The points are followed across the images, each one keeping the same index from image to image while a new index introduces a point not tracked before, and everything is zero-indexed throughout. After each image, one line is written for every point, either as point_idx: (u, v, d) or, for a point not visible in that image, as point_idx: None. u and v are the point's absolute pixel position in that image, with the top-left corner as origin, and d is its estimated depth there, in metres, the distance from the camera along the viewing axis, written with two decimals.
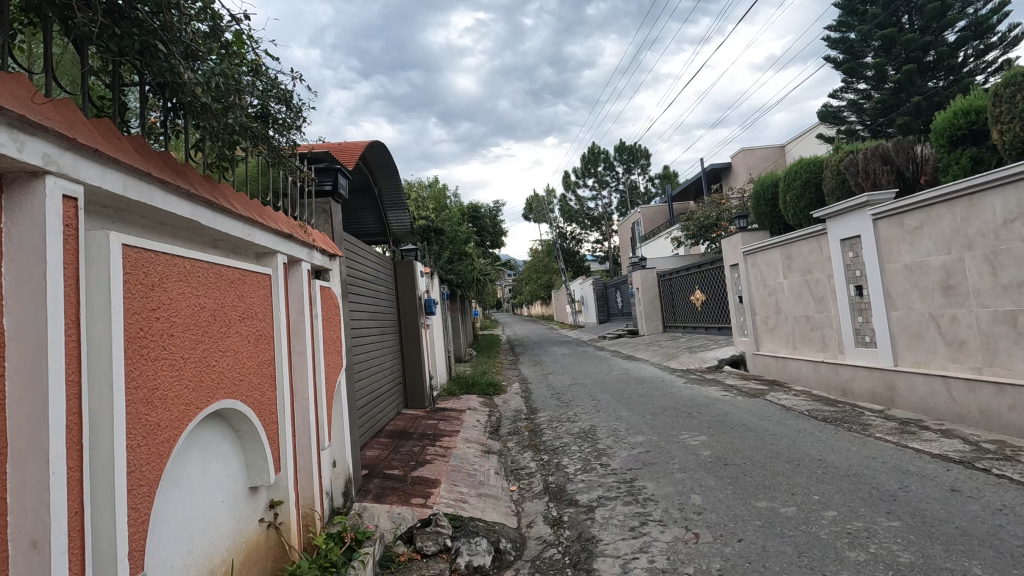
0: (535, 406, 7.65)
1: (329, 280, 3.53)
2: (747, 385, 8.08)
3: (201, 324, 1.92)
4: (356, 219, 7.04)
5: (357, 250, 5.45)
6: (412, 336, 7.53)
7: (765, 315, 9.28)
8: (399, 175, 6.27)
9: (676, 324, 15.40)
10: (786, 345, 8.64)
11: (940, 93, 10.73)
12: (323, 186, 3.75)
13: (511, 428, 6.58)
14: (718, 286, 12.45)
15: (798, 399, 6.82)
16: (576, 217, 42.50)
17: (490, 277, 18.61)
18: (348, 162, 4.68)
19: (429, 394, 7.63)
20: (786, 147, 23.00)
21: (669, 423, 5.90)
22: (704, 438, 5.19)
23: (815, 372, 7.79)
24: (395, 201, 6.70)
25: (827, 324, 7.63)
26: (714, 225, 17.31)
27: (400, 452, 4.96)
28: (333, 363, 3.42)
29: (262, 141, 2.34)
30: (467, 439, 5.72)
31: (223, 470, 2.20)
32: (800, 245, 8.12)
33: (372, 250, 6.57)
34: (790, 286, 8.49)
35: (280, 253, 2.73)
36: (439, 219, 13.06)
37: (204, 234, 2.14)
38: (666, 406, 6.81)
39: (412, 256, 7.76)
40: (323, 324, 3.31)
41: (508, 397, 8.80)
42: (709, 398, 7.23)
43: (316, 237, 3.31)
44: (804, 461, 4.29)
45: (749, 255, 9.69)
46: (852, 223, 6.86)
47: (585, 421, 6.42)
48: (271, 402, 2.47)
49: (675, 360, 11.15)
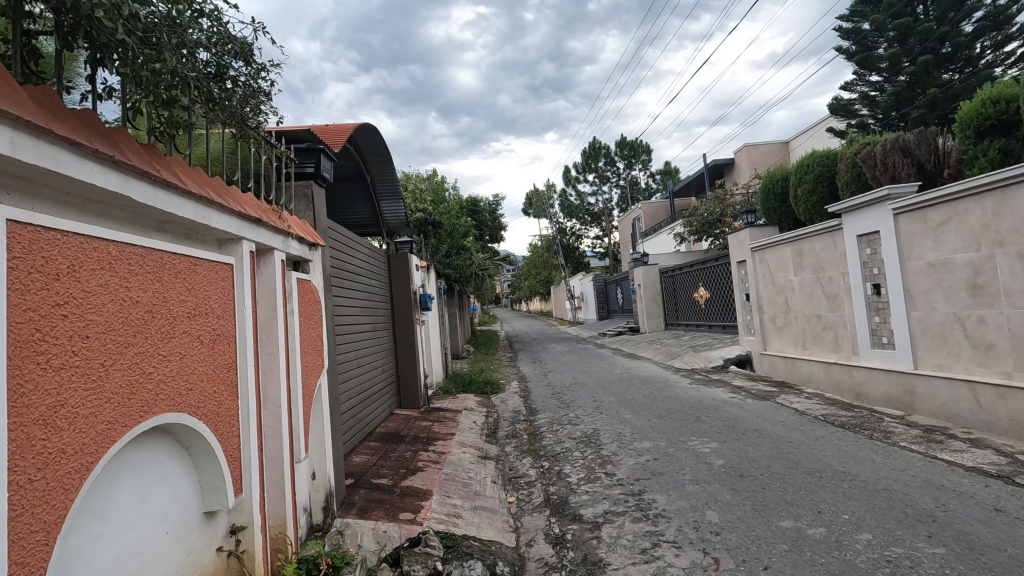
0: (535, 407, 7.31)
1: (309, 272, 3.18)
2: (756, 387, 7.73)
3: (133, 322, 1.58)
4: (348, 209, 6.69)
5: (345, 240, 5.10)
6: (406, 333, 7.17)
7: (774, 314, 8.94)
8: (392, 162, 5.91)
9: (679, 321, 15.08)
10: (796, 345, 8.31)
11: (957, 86, 10.36)
12: (305, 169, 3.40)
13: (510, 431, 6.24)
14: (723, 283, 12.11)
15: (811, 402, 6.49)
16: (577, 212, 42.10)
17: (488, 272, 18.24)
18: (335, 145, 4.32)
19: (424, 394, 7.29)
20: (791, 142, 22.61)
21: (677, 427, 5.56)
22: (715, 445, 4.85)
23: (827, 374, 7.45)
24: (388, 190, 6.34)
25: (841, 324, 7.28)
26: (718, 221, 16.97)
27: (391, 458, 4.62)
28: (312, 364, 3.07)
29: (214, 105, 1.99)
30: (462, 443, 5.38)
31: (169, 495, 1.85)
32: (813, 241, 7.77)
33: (364, 242, 6.22)
34: (800, 283, 8.14)
35: (246, 240, 2.37)
36: (438, 212, 12.70)
37: (146, 214, 1.79)
38: (673, 409, 6.47)
39: (407, 249, 7.39)
40: (301, 322, 2.96)
41: (507, 397, 8.46)
42: (717, 400, 6.90)
43: (295, 224, 2.96)
44: (827, 474, 3.96)
45: (757, 251, 9.34)
46: (870, 218, 6.52)
47: (588, 423, 6.08)
48: (232, 413, 2.13)
49: (679, 359, 10.82)
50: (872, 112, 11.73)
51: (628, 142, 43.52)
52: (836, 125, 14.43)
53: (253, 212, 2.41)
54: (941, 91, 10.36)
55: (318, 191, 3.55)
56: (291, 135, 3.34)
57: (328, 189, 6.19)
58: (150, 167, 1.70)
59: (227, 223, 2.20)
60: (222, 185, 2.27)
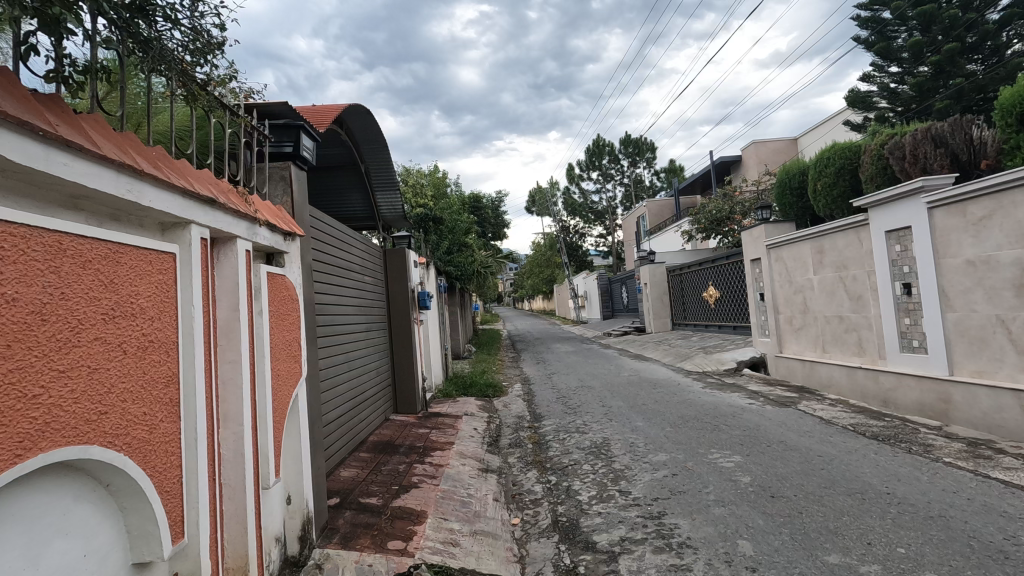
0: (539, 413, 6.89)
1: (285, 266, 2.76)
2: (774, 392, 7.30)
3: (5, 327, 1.15)
4: (342, 200, 6.27)
5: (333, 232, 4.68)
6: (403, 334, 6.74)
7: (791, 315, 8.49)
8: (387, 149, 5.49)
9: (686, 322, 14.66)
10: (816, 347, 7.86)
11: (983, 75, 9.87)
12: (283, 148, 2.98)
13: (513, 439, 5.83)
14: (735, 283, 11.67)
15: (835, 409, 6.05)
16: (580, 210, 41.63)
17: (489, 270, 17.72)
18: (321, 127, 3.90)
19: (422, 397, 6.87)
20: (800, 139, 22.14)
21: (695, 438, 5.12)
22: (739, 459, 4.42)
23: (850, 379, 7.01)
24: (384, 180, 5.92)
25: (866, 326, 6.84)
26: (726, 219, 16.51)
27: (382, 472, 4.20)
28: (286, 373, 2.65)
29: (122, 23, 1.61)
30: (462, 453, 4.96)
31: (76, 549, 1.42)
32: (835, 237, 7.33)
33: (357, 235, 5.80)
34: (820, 283, 7.70)
35: (197, 225, 1.94)
36: (439, 207, 12.28)
37: (44, 185, 1.36)
38: (687, 416, 6.04)
39: (405, 244, 6.99)
40: (272, 324, 2.54)
41: (509, 400, 8.03)
42: (734, 407, 6.47)
43: (266, 211, 2.53)
44: (870, 496, 3.52)
45: (773, 249, 8.90)
46: (901, 212, 6.06)
47: (597, 432, 5.66)
48: (171, 439, 1.70)
49: (689, 361, 10.38)
50: (892, 104, 11.25)
51: (632, 140, 43.01)
52: (852, 119, 13.88)
53: (207, 192, 1.99)
54: (966, 81, 9.87)
55: (299, 174, 3.13)
56: (267, 108, 2.91)
57: (321, 178, 5.77)
58: (40, 120, 1.28)
59: (168, 202, 1.77)
60: (165, 157, 1.85)
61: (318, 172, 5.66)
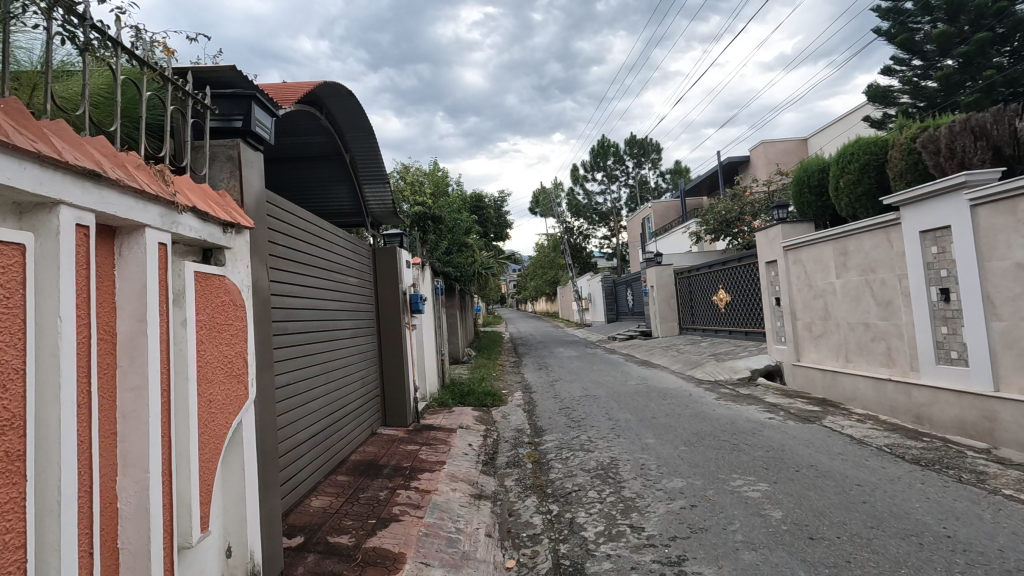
0: (540, 426, 6.38)
1: (226, 265, 2.24)
2: (794, 404, 6.76)
3: None
4: (327, 194, 5.75)
5: (305, 227, 4.14)
6: (393, 340, 6.22)
7: (810, 321, 7.95)
8: (374, 136, 4.99)
9: (694, 326, 14.13)
10: (837, 356, 7.33)
11: (1015, 68, 9.30)
12: (232, 123, 2.46)
13: (511, 457, 5.32)
14: (748, 286, 11.12)
15: (865, 426, 5.52)
16: (585, 211, 41.14)
17: (491, 272, 17.18)
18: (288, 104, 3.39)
19: (413, 409, 6.34)
20: (810, 139, 21.64)
21: (714, 460, 4.59)
22: (766, 488, 3.89)
23: (878, 392, 6.45)
24: (373, 170, 5.45)
25: (895, 335, 6.31)
26: (736, 220, 15.99)
27: (360, 501, 3.68)
28: (224, 397, 2.13)
29: None
30: (453, 475, 4.45)
31: None
32: (861, 238, 6.79)
33: (340, 233, 5.28)
34: (843, 287, 7.17)
35: (73, 209, 1.43)
36: (438, 206, 11.78)
37: None
38: (702, 433, 5.51)
39: (397, 243, 6.47)
40: (204, 337, 2.03)
41: (509, 411, 7.52)
42: (753, 422, 5.92)
43: (197, 198, 2.02)
44: (929, 541, 2.99)
45: (791, 250, 8.37)
46: (938, 210, 5.52)
47: (603, 451, 5.14)
48: (4, 510, 1.19)
49: (700, 368, 9.84)
50: (914, 99, 10.68)
51: (638, 141, 42.48)
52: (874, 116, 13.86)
53: (93, 164, 1.48)
54: (998, 73, 9.30)
55: (253, 155, 2.62)
56: (210, 74, 2.40)
57: (302, 169, 5.27)
58: None
59: (16, 172, 1.26)
60: (22, 116, 1.36)
61: (298, 163, 5.17)
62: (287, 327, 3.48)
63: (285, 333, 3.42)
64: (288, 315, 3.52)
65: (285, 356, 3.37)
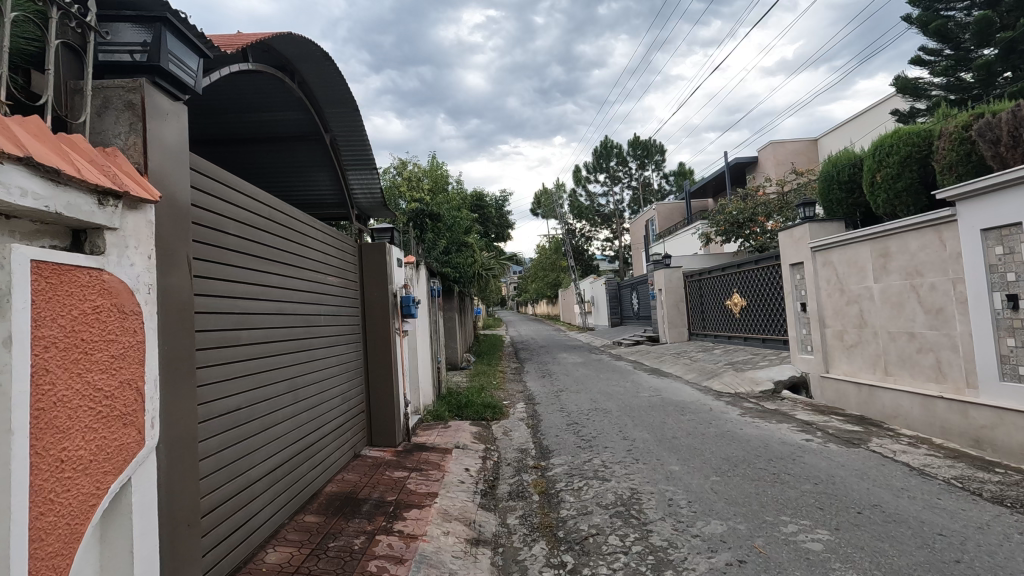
0: (547, 446, 5.67)
1: (108, 254, 1.53)
2: (830, 422, 6.06)
3: None
4: (306, 183, 5.06)
5: (266, 215, 3.43)
6: (380, 349, 5.49)
7: (843, 329, 7.24)
8: (358, 111, 4.30)
9: (705, 332, 13.44)
10: (874, 369, 6.63)
11: None
12: (132, 56, 1.78)
13: (514, 486, 4.61)
14: (766, 291, 10.43)
15: (920, 453, 4.80)
16: (587, 213, 40.39)
17: (492, 274, 16.52)
18: (231, 50, 2.71)
19: (404, 426, 5.62)
20: (821, 139, 20.99)
21: (756, 496, 3.88)
22: (827, 538, 3.18)
23: (925, 411, 5.74)
24: (358, 155, 4.77)
25: (947, 346, 5.60)
26: (748, 221, 15.27)
27: (328, 552, 2.96)
28: (93, 451, 1.42)
29: None
30: (446, 513, 3.73)
31: None
32: (906, 237, 6.09)
33: (318, 224, 4.56)
34: (883, 292, 6.48)
35: None
36: (436, 202, 11.22)
37: None
38: (733, 459, 4.79)
39: (386, 238, 5.77)
40: (54, 361, 1.31)
41: (511, 426, 6.82)
42: (789, 444, 5.20)
43: (42, 148, 1.32)
44: None
45: (820, 252, 7.67)
46: (1007, 206, 4.81)
47: (621, 480, 4.43)
48: None
49: (716, 378, 9.14)
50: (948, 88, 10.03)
51: (641, 141, 41.76)
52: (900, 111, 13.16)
53: None
54: None
55: (171, 106, 1.92)
56: None
57: (277, 151, 4.61)
58: None
59: None
60: None
61: (272, 144, 4.52)
62: (236, 338, 2.78)
63: (233, 343, 2.73)
64: (238, 322, 2.82)
65: (231, 374, 2.68)
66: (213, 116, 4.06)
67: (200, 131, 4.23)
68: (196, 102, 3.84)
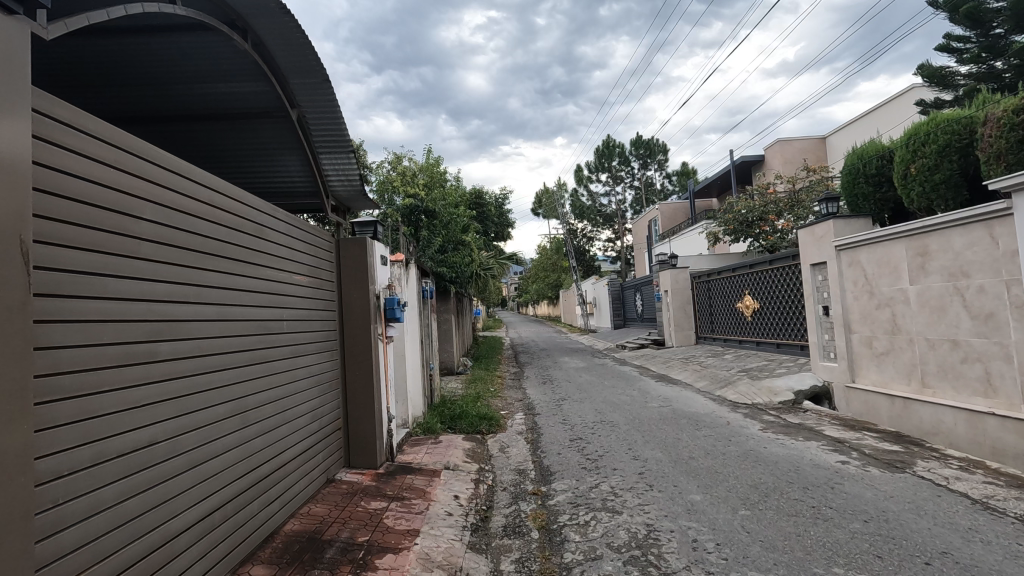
0: (547, 467, 5.05)
1: None
2: (863, 440, 5.43)
3: None
4: (273, 165, 4.46)
5: (203, 199, 2.84)
6: (361, 357, 4.86)
7: (871, 335, 6.61)
8: (326, 81, 3.66)
9: (714, 337, 12.83)
10: (909, 379, 6.01)
11: None
12: None
13: (510, 519, 3.98)
14: (782, 293, 9.81)
15: (978, 481, 4.16)
16: (589, 213, 39.66)
17: (491, 274, 15.90)
18: None
19: (387, 445, 5.00)
20: (829, 137, 20.34)
21: (798, 538, 3.25)
22: None
23: (973, 429, 5.11)
24: (331, 135, 4.13)
25: (998, 356, 4.97)
26: (759, 220, 14.63)
27: None
28: None
29: None
30: (427, 560, 3.09)
31: None
32: (949, 234, 5.46)
33: (283, 214, 3.94)
34: (919, 295, 5.87)
35: None
36: (432, 198, 10.65)
37: None
38: (762, 486, 4.17)
39: (370, 232, 5.16)
40: None
41: (507, 441, 6.20)
42: (823, 468, 4.57)
43: None
44: None
45: (845, 250, 7.06)
46: None
47: (634, 513, 3.80)
48: None
49: (730, 386, 8.52)
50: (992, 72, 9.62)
51: (644, 141, 41.16)
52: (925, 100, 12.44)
53: None
54: None
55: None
56: None
57: (235, 128, 4.01)
58: None
59: None
60: None
61: (229, 122, 3.94)
62: (140, 354, 2.24)
63: (134, 361, 2.19)
64: (145, 333, 2.27)
65: (129, 399, 2.15)
66: (155, 86, 3.52)
67: (144, 105, 3.68)
68: (130, 68, 3.31)
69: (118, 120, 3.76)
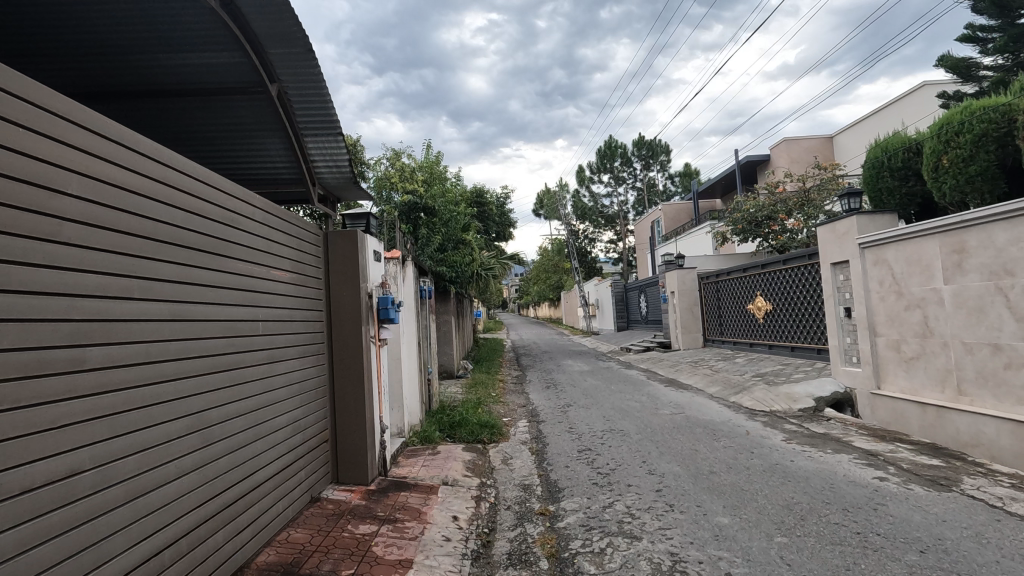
0: (555, 482, 4.61)
1: None
2: (898, 452, 5.00)
3: None
4: (252, 149, 4.05)
5: (155, 175, 2.42)
6: (351, 361, 4.43)
7: (899, 339, 6.19)
8: (310, 52, 3.25)
9: (723, 339, 12.40)
10: (942, 387, 5.58)
11: None
12: None
13: (515, 545, 3.54)
14: (796, 294, 9.39)
15: None
16: (591, 214, 39.25)
17: (493, 275, 15.46)
18: None
19: (379, 458, 4.58)
20: (837, 136, 19.97)
21: None
22: None
23: (1019, 441, 4.68)
24: (316, 114, 3.72)
25: None
26: (767, 219, 14.22)
27: None
28: None
29: None
30: None
31: None
32: (989, 229, 5.05)
33: (262, 201, 3.51)
34: (953, 295, 5.45)
35: None
36: (431, 195, 10.24)
37: None
38: (797, 507, 3.73)
39: (362, 225, 4.74)
40: None
41: (510, 451, 5.76)
42: (861, 485, 4.13)
43: None
44: None
45: (869, 248, 6.64)
46: None
47: (655, 540, 3.36)
48: None
49: (745, 392, 8.08)
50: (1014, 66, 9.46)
51: (646, 141, 40.79)
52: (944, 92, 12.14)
53: None
54: None
55: None
56: None
57: (207, 106, 3.60)
58: None
59: None
60: None
61: (201, 99, 3.53)
62: (56, 364, 1.80)
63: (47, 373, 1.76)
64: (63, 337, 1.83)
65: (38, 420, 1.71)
66: (114, 56, 3.10)
67: (104, 78, 3.27)
68: (83, 34, 2.89)
69: (75, 96, 3.35)
